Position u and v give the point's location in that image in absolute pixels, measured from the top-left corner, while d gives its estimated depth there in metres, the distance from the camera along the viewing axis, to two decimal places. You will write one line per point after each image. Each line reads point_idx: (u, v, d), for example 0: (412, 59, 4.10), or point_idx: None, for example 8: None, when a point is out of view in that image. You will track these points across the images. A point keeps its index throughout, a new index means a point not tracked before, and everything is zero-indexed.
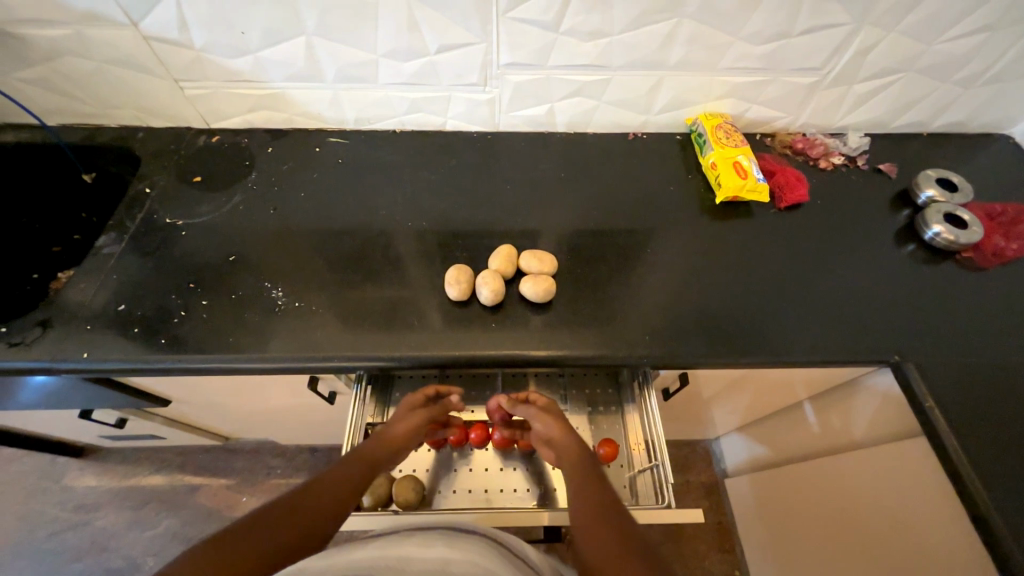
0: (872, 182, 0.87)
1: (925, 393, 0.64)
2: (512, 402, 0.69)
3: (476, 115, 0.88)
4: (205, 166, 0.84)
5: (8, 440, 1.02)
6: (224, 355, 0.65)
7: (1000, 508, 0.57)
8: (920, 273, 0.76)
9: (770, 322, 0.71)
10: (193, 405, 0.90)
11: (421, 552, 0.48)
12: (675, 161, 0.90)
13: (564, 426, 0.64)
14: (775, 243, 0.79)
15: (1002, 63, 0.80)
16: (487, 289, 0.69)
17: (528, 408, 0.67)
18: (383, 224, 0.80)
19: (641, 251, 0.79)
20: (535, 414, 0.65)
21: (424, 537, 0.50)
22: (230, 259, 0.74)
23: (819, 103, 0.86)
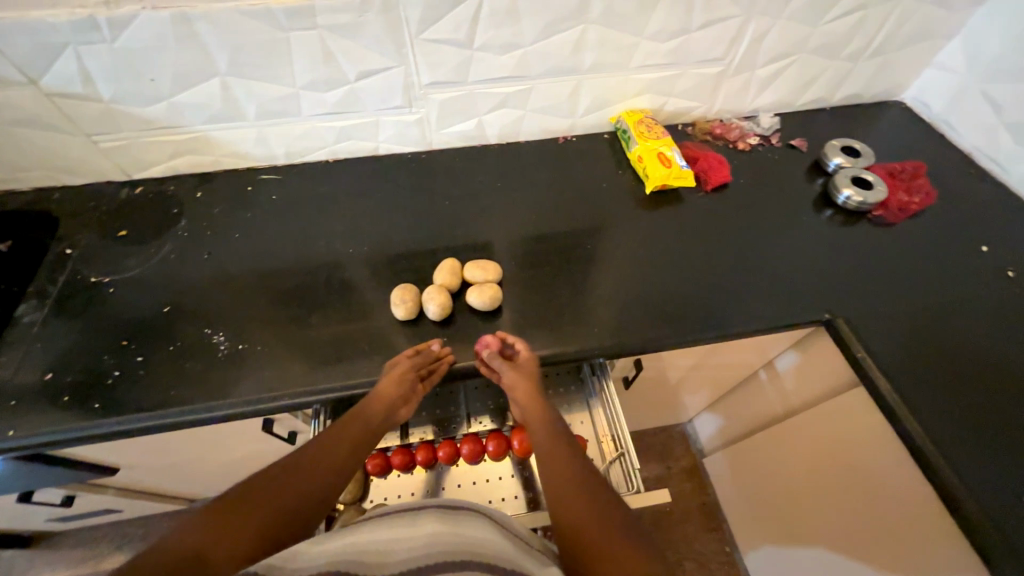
0: (787, 157, 0.93)
1: (856, 343, 0.69)
2: (492, 357, 0.64)
3: (407, 136, 0.89)
4: (131, 218, 0.81)
5: None
6: (166, 410, 0.62)
7: (935, 439, 0.61)
8: (838, 235, 0.82)
9: (710, 298, 0.74)
10: (145, 471, 0.85)
11: (412, 528, 0.48)
12: (605, 159, 0.93)
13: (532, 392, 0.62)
14: (706, 224, 0.84)
15: (880, 38, 0.88)
16: (434, 305, 0.69)
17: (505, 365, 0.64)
18: (325, 254, 0.79)
19: (582, 248, 0.81)
20: (509, 374, 0.63)
21: (418, 512, 0.51)
22: (165, 310, 0.71)
23: (728, 90, 0.92)
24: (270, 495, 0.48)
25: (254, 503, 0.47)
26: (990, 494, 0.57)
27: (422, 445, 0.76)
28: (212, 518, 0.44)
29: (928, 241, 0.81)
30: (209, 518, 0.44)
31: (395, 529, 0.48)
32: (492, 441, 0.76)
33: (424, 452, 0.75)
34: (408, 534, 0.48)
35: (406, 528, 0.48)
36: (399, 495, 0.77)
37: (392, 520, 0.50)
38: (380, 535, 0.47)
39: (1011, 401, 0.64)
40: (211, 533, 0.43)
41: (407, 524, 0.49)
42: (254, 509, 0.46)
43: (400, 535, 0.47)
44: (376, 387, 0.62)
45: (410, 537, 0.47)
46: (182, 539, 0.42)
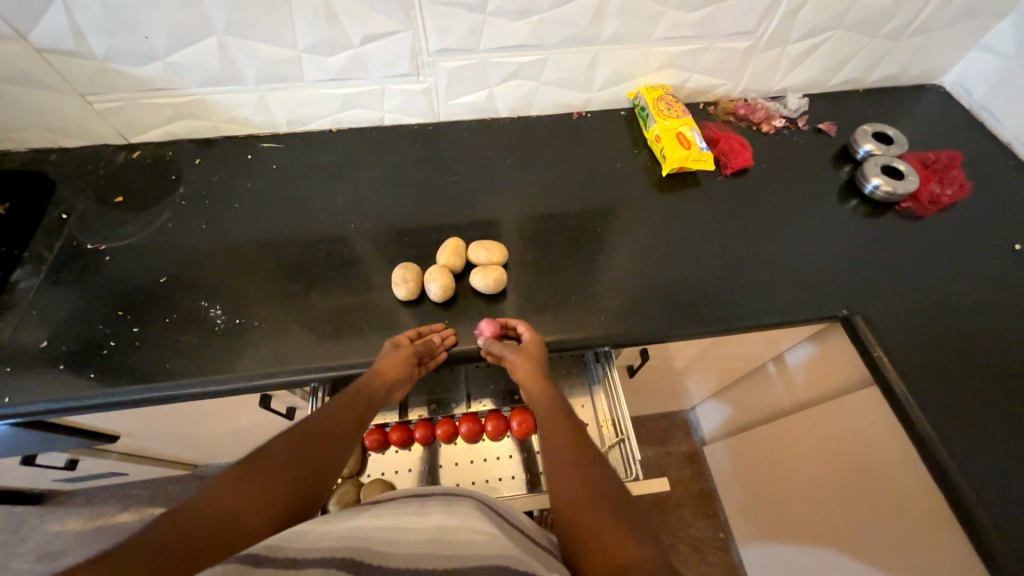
0: (814, 142, 0.88)
1: (873, 342, 0.66)
2: (491, 340, 0.63)
3: (413, 107, 0.85)
4: (128, 184, 0.79)
5: None
6: (162, 383, 0.62)
7: (950, 445, 0.59)
8: (862, 227, 0.78)
9: (723, 288, 0.72)
10: (147, 438, 0.85)
11: (420, 518, 0.46)
12: (621, 138, 0.89)
13: (533, 374, 0.60)
14: (723, 210, 0.80)
15: (925, 14, 0.81)
16: (435, 286, 0.66)
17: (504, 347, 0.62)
18: (326, 228, 0.77)
19: (592, 232, 0.78)
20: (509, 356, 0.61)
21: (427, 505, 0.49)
22: (162, 281, 0.70)
23: (756, 67, 0.87)
24: (287, 463, 0.47)
25: (276, 470, 0.46)
26: (1001, 503, 0.56)
27: (421, 422, 0.75)
28: (234, 484, 0.43)
29: (958, 236, 0.77)
30: (234, 483, 0.43)
31: (403, 517, 0.46)
32: (491, 421, 0.74)
33: (423, 428, 0.74)
34: (415, 523, 0.45)
35: (412, 517, 0.46)
36: (396, 470, 0.77)
37: (398, 510, 0.48)
38: (388, 522, 0.45)
39: None
40: (237, 500, 0.42)
41: (415, 514, 0.47)
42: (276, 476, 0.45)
43: (407, 523, 0.45)
44: (375, 365, 0.59)
45: (418, 526, 0.45)
46: (211, 506, 0.41)
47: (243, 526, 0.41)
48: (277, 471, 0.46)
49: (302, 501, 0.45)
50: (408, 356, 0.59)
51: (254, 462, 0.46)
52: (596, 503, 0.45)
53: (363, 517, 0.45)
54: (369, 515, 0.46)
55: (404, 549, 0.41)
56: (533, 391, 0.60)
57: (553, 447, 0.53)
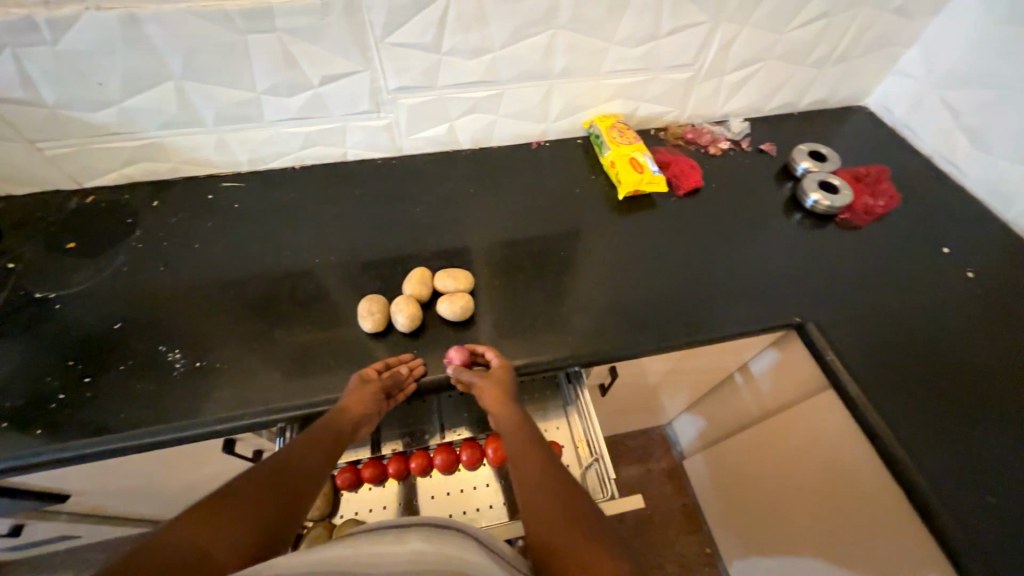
0: (757, 162, 0.94)
1: (825, 346, 0.70)
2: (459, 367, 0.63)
3: (376, 142, 0.87)
4: (81, 230, 0.77)
5: None
6: (115, 434, 0.59)
7: (903, 443, 0.62)
8: (807, 238, 0.83)
9: (683, 303, 0.74)
10: (102, 496, 0.80)
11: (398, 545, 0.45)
12: (579, 164, 0.92)
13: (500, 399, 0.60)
14: (679, 229, 0.84)
15: (843, 45, 0.90)
16: (402, 316, 0.67)
17: (471, 374, 0.62)
18: (290, 264, 0.76)
19: (556, 256, 0.80)
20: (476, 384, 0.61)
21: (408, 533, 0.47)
22: (116, 327, 0.67)
23: (699, 95, 0.93)
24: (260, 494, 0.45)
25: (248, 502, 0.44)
26: (953, 491, 0.59)
27: (393, 457, 0.73)
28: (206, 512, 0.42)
29: (893, 243, 0.83)
30: (202, 513, 0.41)
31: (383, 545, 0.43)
32: (465, 451, 0.73)
33: (397, 463, 0.72)
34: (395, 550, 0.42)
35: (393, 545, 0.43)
36: (370, 509, 0.74)
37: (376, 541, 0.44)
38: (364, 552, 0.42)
39: (974, 403, 0.65)
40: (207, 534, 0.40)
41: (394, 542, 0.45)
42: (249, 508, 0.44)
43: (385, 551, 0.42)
44: (344, 399, 0.59)
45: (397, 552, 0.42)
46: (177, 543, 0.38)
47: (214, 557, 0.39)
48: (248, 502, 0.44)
49: (274, 533, 0.43)
50: (374, 391, 0.59)
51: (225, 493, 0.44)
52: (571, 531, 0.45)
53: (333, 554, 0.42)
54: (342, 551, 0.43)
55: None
56: (501, 416, 0.59)
57: (524, 475, 0.52)
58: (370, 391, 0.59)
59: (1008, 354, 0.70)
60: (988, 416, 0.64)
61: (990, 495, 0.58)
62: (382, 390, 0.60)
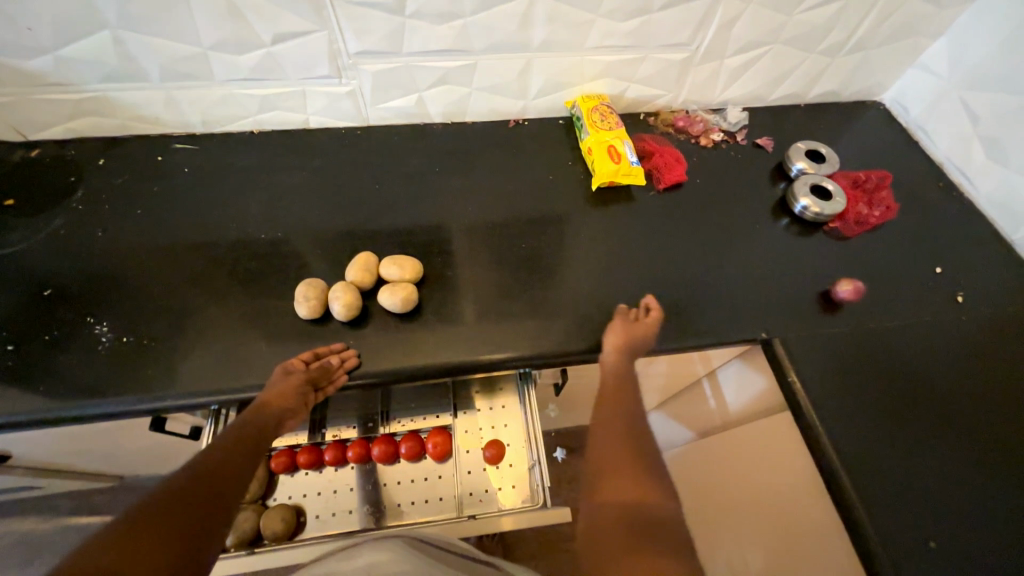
0: (750, 157, 0.87)
1: (788, 367, 0.66)
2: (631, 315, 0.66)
3: (339, 109, 0.81)
4: (19, 185, 0.73)
5: None
6: (34, 406, 0.57)
7: (853, 475, 0.59)
8: (790, 246, 0.77)
9: (643, 307, 0.70)
10: (45, 457, 0.80)
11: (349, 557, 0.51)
12: (557, 148, 0.86)
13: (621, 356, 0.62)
14: (654, 226, 0.78)
15: (859, 33, 0.81)
16: (339, 304, 0.63)
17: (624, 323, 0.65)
18: (236, 236, 0.73)
19: (517, 247, 0.75)
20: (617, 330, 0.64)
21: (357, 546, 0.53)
22: (45, 294, 0.65)
23: (694, 79, 0.85)
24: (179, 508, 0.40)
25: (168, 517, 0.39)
26: (894, 527, 0.56)
27: (332, 443, 0.73)
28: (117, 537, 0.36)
29: (882, 258, 0.77)
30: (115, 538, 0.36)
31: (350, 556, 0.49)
32: (405, 443, 0.73)
33: (334, 450, 0.72)
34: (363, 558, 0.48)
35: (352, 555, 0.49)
36: (305, 494, 0.73)
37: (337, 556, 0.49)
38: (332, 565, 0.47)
39: (935, 438, 0.62)
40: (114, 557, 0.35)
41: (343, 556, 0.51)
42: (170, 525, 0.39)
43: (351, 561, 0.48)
44: (266, 395, 0.56)
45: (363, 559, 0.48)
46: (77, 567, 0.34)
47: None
48: (167, 515, 0.40)
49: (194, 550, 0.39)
50: (298, 383, 0.57)
51: (142, 508, 0.39)
52: (627, 467, 0.48)
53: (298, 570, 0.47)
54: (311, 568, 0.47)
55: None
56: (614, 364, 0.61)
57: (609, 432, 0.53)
58: (295, 383, 0.57)
59: (984, 390, 0.66)
60: (947, 454, 0.61)
61: (932, 539, 0.56)
62: (309, 381, 0.58)
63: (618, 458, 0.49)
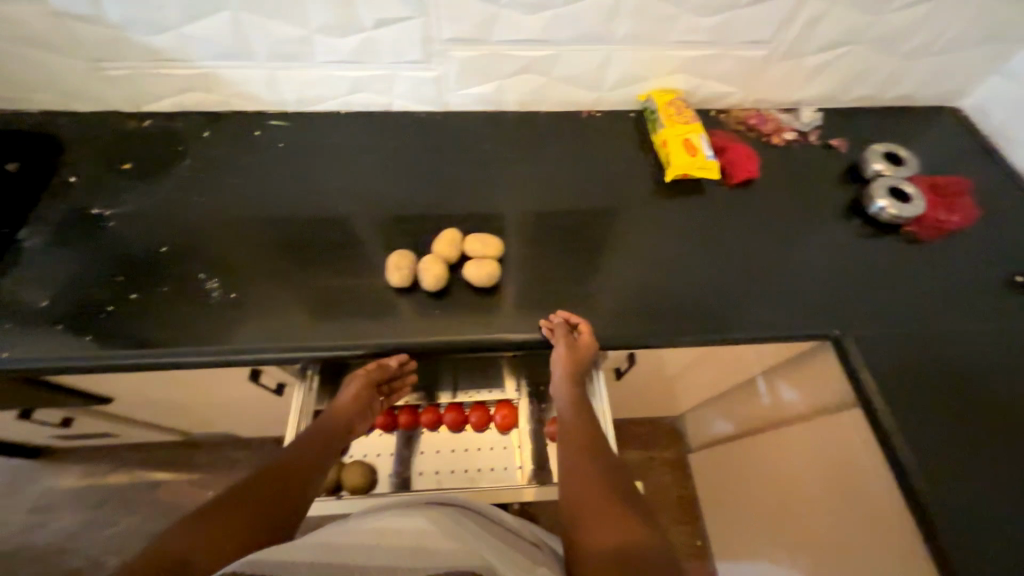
0: (823, 158, 0.87)
1: (860, 364, 0.66)
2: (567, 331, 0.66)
3: (422, 94, 0.85)
4: (135, 152, 0.80)
5: None
6: (154, 350, 0.63)
7: (924, 472, 0.59)
8: (863, 247, 0.77)
9: (714, 298, 0.71)
10: (138, 403, 0.87)
11: (404, 520, 0.50)
12: (628, 140, 0.88)
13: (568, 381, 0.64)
14: (724, 220, 0.79)
15: (946, 36, 0.80)
16: (428, 276, 0.67)
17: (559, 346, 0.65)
18: (326, 208, 0.77)
19: (589, 233, 0.78)
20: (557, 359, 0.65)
21: (414, 510, 0.52)
22: (161, 251, 0.71)
23: (771, 77, 0.85)
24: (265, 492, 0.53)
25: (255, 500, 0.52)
26: (963, 524, 0.57)
27: (406, 408, 0.78)
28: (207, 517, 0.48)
29: (959, 264, 0.76)
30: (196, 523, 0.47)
31: (385, 523, 0.48)
32: (475, 413, 0.78)
33: (408, 415, 0.77)
34: (398, 526, 0.48)
35: (389, 522, 0.49)
36: (378, 454, 0.78)
37: (376, 521, 0.50)
38: (364, 530, 0.47)
39: (1010, 445, 0.62)
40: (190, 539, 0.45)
41: (396, 518, 0.50)
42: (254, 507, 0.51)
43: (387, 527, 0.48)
44: (335, 403, 0.67)
45: (398, 529, 0.47)
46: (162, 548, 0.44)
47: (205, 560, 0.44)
48: (254, 502, 0.51)
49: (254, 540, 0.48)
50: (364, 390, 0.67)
51: (232, 498, 0.51)
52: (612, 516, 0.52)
53: (336, 530, 0.48)
54: (346, 529, 0.48)
55: (378, 558, 0.42)
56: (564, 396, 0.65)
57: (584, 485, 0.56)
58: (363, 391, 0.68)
59: None
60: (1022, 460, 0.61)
61: (1001, 541, 0.57)
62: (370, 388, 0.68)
63: (599, 513, 0.52)
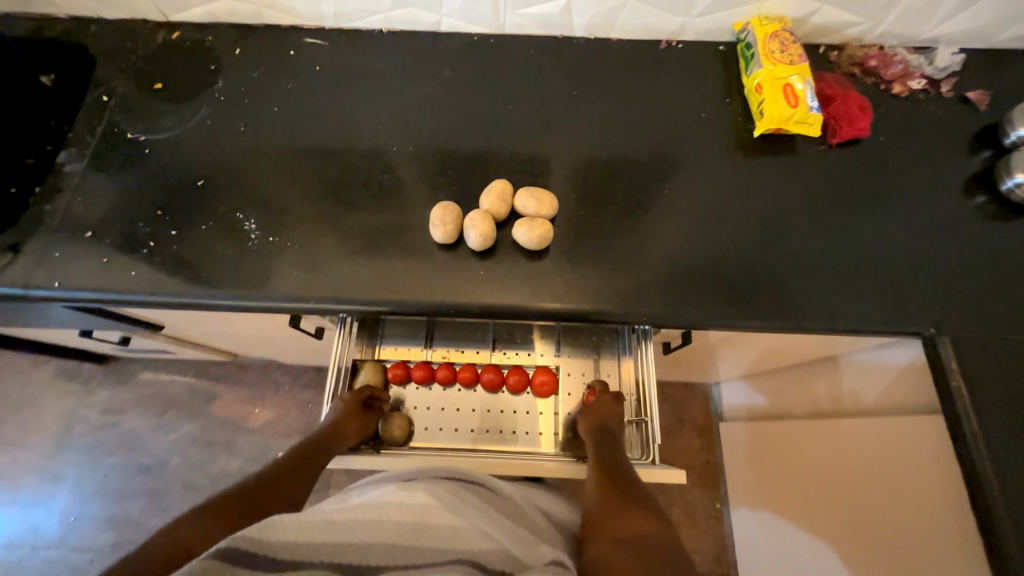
0: (953, 114, 0.71)
1: (954, 370, 0.58)
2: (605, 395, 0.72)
3: (476, 12, 0.73)
4: (167, 70, 0.74)
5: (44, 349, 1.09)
6: (196, 291, 0.62)
7: (1006, 494, 0.54)
8: (984, 232, 0.65)
9: (793, 281, 0.63)
10: (187, 330, 0.89)
11: (406, 495, 0.56)
12: (713, 80, 0.74)
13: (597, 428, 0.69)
14: (817, 187, 0.68)
15: None
16: (475, 233, 0.62)
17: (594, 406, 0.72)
18: (366, 146, 0.71)
19: (656, 193, 0.68)
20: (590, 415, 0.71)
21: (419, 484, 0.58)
22: (198, 185, 0.68)
23: (910, 5, 0.68)
24: (246, 493, 0.58)
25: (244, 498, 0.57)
26: None
27: (444, 364, 0.76)
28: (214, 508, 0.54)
29: None
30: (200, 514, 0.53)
31: (386, 496, 0.56)
32: (513, 375, 0.76)
33: (445, 370, 0.76)
34: (401, 500, 0.55)
35: (390, 494, 0.56)
36: (417, 406, 0.78)
37: (379, 491, 0.57)
38: (365, 501, 0.55)
39: None
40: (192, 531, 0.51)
41: (400, 491, 0.57)
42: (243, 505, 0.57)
43: (390, 500, 0.55)
44: (321, 420, 0.69)
45: (401, 502, 0.55)
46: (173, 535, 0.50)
47: (197, 538, 0.51)
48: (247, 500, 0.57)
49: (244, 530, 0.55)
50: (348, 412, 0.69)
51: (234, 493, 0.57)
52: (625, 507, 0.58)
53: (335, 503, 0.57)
54: (348, 500, 0.56)
55: (379, 538, 0.51)
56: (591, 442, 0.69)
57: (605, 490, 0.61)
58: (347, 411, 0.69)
59: None
60: None
61: None
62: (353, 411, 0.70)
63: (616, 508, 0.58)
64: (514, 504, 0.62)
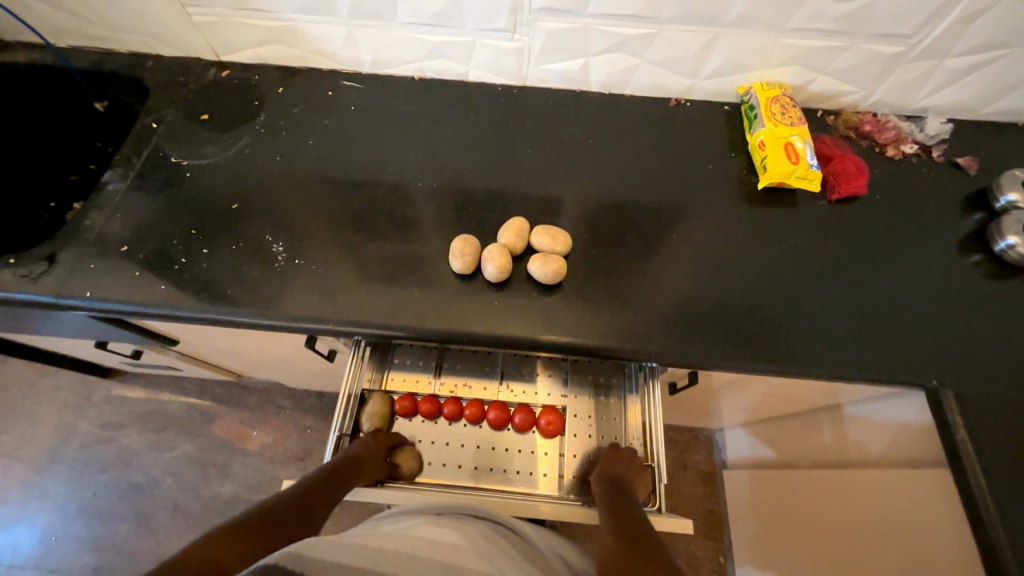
0: (944, 178, 0.76)
1: (959, 423, 0.59)
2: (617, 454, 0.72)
3: (501, 65, 0.79)
4: (214, 103, 0.80)
5: (54, 359, 1.10)
6: (220, 307, 0.65)
7: (1020, 554, 0.53)
8: (979, 288, 0.68)
9: (798, 327, 0.65)
10: (201, 346, 0.91)
11: (438, 531, 0.56)
12: (720, 136, 0.80)
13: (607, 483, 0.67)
14: (819, 239, 0.71)
15: None
16: (493, 265, 0.65)
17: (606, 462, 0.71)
18: (393, 179, 0.75)
19: (666, 236, 0.72)
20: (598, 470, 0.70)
21: (448, 521, 0.58)
22: (232, 208, 0.72)
23: (899, 79, 0.74)
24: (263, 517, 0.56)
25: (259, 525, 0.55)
26: None
27: (450, 399, 0.77)
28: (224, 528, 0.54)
29: None
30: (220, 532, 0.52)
31: (417, 529, 0.56)
32: (519, 413, 0.76)
33: (452, 405, 0.76)
34: (435, 538, 0.54)
35: (423, 530, 0.56)
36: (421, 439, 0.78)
37: (410, 524, 0.58)
38: (397, 532, 0.55)
39: None
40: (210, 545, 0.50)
41: (434, 527, 0.57)
42: (257, 533, 0.54)
43: (424, 536, 0.55)
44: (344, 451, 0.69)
45: (434, 540, 0.54)
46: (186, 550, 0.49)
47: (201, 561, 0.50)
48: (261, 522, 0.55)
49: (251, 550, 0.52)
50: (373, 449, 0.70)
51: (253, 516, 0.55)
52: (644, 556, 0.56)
53: (366, 531, 0.57)
54: (378, 530, 0.57)
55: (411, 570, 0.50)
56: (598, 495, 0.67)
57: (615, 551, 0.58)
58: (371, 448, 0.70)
59: None
60: None
61: None
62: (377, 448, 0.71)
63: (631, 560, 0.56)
64: (518, 541, 0.61)
